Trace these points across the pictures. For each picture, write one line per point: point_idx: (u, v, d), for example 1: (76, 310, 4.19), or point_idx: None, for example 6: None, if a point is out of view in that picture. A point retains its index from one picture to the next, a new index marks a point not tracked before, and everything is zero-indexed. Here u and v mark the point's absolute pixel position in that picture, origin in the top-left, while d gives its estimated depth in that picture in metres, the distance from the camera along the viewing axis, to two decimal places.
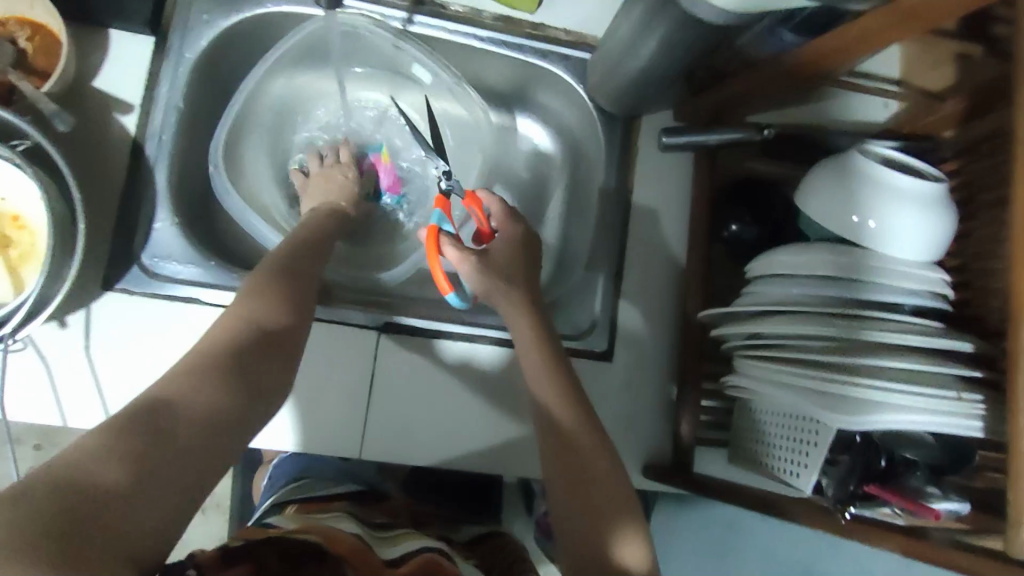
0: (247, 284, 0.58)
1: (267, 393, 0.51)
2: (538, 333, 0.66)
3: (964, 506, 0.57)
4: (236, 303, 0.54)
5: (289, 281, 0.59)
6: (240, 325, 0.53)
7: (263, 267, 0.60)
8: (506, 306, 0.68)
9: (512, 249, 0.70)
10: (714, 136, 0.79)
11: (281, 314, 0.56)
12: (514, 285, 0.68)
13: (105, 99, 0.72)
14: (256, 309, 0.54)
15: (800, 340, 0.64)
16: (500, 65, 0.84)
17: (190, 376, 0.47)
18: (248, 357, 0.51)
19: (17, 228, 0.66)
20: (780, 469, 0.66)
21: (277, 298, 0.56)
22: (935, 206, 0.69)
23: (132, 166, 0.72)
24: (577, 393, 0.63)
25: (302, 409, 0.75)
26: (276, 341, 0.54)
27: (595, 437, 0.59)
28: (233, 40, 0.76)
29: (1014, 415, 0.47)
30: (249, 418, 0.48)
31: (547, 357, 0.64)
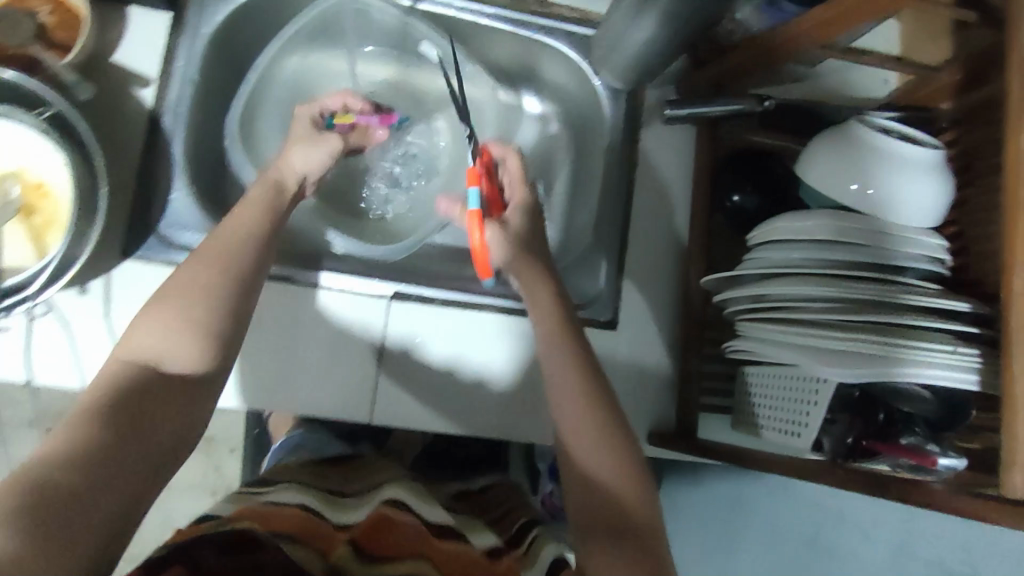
0: (159, 308, 0.55)
1: (174, 436, 0.51)
2: (555, 302, 0.66)
3: (961, 462, 0.56)
4: (145, 337, 0.53)
5: (214, 294, 0.56)
6: (142, 366, 0.52)
7: (185, 274, 0.57)
8: (524, 276, 0.67)
9: (530, 221, 0.71)
10: (715, 107, 0.81)
11: (190, 348, 0.54)
12: (530, 256, 0.68)
13: (123, 73, 0.75)
14: (164, 342, 0.53)
15: (801, 300, 0.65)
16: (506, 42, 0.85)
17: (81, 428, 0.46)
18: (147, 403, 0.50)
19: (40, 196, 0.67)
20: (783, 428, 0.67)
21: (193, 324, 0.54)
22: (935, 172, 0.70)
23: (150, 137, 0.74)
24: (598, 382, 0.62)
25: (311, 372, 0.78)
26: (185, 381, 0.53)
27: (607, 433, 0.59)
28: (247, 17, 0.78)
29: (1008, 366, 0.48)
30: (153, 469, 0.48)
31: (558, 327, 0.64)
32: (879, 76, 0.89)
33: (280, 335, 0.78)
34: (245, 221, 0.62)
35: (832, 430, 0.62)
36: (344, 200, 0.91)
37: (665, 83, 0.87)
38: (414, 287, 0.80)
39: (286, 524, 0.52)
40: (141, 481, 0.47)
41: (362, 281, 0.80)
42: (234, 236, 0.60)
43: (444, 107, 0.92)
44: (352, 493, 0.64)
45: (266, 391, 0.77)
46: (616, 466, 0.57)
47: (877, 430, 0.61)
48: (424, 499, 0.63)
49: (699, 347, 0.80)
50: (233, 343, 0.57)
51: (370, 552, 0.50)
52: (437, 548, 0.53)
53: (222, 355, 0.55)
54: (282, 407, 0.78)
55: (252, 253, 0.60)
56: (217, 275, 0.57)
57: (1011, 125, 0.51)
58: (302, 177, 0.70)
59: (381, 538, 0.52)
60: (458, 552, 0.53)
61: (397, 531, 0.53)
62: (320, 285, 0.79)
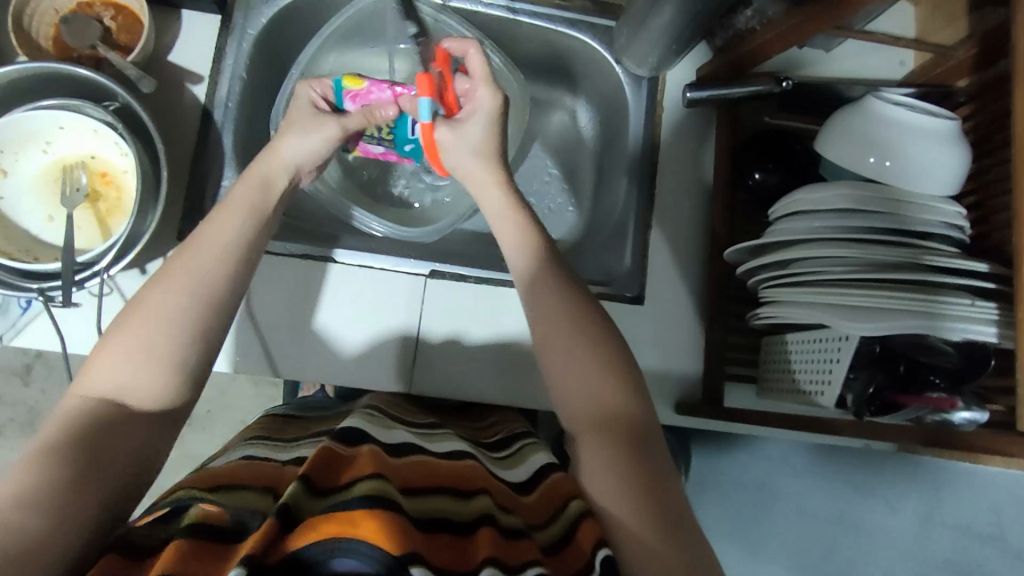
0: (116, 330, 0.51)
1: (131, 469, 0.47)
2: (538, 250, 0.62)
3: (982, 415, 0.59)
4: (104, 363, 0.50)
5: (178, 322, 0.52)
6: (96, 402, 0.48)
7: (148, 297, 0.52)
8: (498, 218, 0.66)
9: (491, 126, 0.70)
10: (733, 90, 0.84)
11: (152, 377, 0.50)
12: (500, 188, 0.67)
13: (178, 71, 0.81)
14: (124, 375, 0.49)
15: (824, 265, 0.68)
16: (532, 37, 0.90)
17: (30, 476, 0.43)
18: (107, 438, 0.47)
19: (105, 184, 0.75)
20: (807, 388, 0.69)
21: (156, 356, 0.50)
22: (951, 141, 0.72)
23: (202, 130, 0.80)
24: (594, 312, 0.59)
25: (344, 345, 0.83)
26: (149, 413, 0.50)
27: (606, 372, 0.56)
28: (289, 18, 0.84)
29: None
30: (113, 508, 0.45)
31: (551, 274, 0.61)
32: (894, 59, 0.90)
33: (303, 305, 0.82)
34: (219, 231, 0.58)
35: (854, 385, 0.65)
36: (373, 188, 0.97)
37: (685, 69, 0.91)
38: (447, 265, 0.85)
39: (232, 474, 0.50)
40: (101, 521, 0.44)
41: (383, 257, 0.84)
42: (207, 254, 0.56)
43: None
44: (305, 437, 0.64)
45: (297, 362, 0.82)
46: (613, 392, 0.55)
47: (898, 382, 0.63)
48: (378, 425, 0.60)
49: (723, 319, 0.83)
50: (201, 372, 0.53)
51: (320, 483, 0.45)
52: (396, 468, 0.52)
53: (187, 388, 0.51)
54: (311, 375, 0.82)
55: (222, 274, 0.55)
56: (183, 300, 0.52)
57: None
58: (291, 167, 0.67)
59: (329, 470, 0.47)
60: (408, 468, 0.53)
61: (346, 463, 0.49)
62: (336, 260, 0.83)
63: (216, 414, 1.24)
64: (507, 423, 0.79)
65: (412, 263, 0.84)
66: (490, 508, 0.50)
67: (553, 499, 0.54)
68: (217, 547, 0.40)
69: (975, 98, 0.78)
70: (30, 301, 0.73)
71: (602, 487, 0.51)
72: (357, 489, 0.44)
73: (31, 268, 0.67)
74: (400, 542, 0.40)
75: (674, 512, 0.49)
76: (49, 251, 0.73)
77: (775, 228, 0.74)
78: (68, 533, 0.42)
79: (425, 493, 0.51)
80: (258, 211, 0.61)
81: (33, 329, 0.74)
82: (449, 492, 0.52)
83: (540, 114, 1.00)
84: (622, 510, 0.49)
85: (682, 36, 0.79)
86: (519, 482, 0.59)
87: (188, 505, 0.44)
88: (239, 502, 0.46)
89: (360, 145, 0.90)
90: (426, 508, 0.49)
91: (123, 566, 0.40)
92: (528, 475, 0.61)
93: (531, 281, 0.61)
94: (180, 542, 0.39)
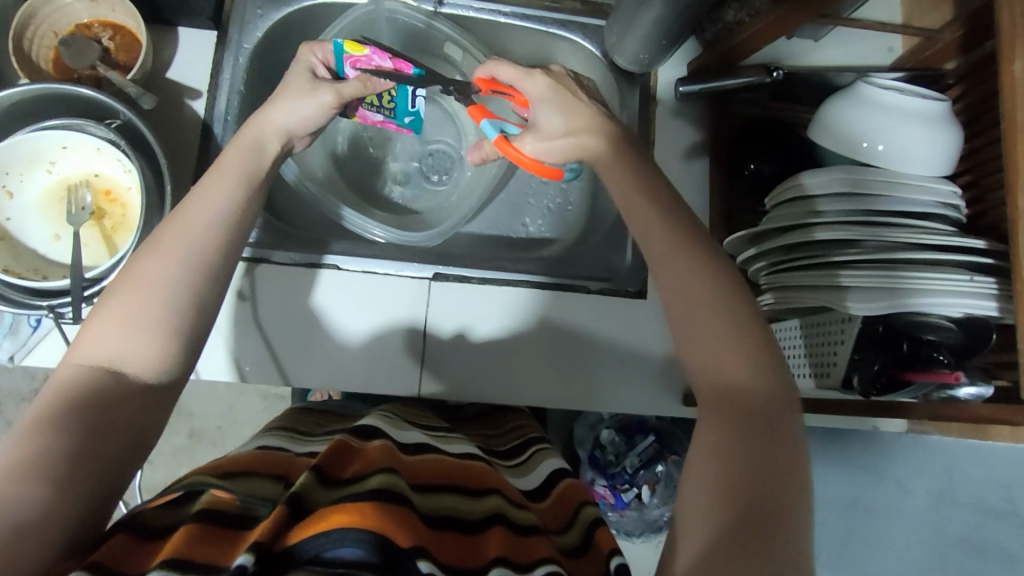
0: (105, 303, 0.50)
1: (130, 444, 0.47)
2: (656, 205, 0.57)
3: (988, 389, 0.60)
4: (92, 333, 0.49)
5: (171, 291, 0.51)
6: (91, 370, 0.48)
7: (140, 266, 0.52)
8: (616, 179, 0.61)
9: (555, 95, 0.66)
10: (726, 83, 0.85)
11: (148, 346, 0.49)
12: (604, 152, 0.63)
13: (177, 88, 0.82)
14: (119, 343, 0.49)
15: (823, 248, 0.69)
16: (524, 38, 0.92)
17: (27, 451, 0.43)
18: (105, 408, 0.47)
19: (109, 202, 0.76)
20: (812, 371, 0.71)
21: (148, 325, 0.50)
22: (942, 122, 0.73)
23: (203, 143, 0.81)
24: (731, 283, 0.52)
25: (352, 351, 0.83)
26: (144, 382, 0.49)
27: (735, 343, 0.50)
28: (285, 31, 0.86)
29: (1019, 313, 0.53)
30: (109, 485, 0.45)
31: (679, 236, 0.55)
32: (882, 45, 0.91)
33: (309, 314, 0.83)
34: (212, 203, 0.57)
35: (862, 364, 0.64)
36: (373, 195, 0.98)
37: (676, 65, 0.92)
38: (449, 266, 0.86)
39: (240, 462, 0.52)
40: (96, 498, 0.44)
41: (388, 262, 0.85)
42: (201, 226, 0.55)
43: (462, 122, 1.01)
44: (323, 432, 0.67)
45: (304, 370, 0.82)
46: (740, 367, 0.49)
47: (902, 360, 0.62)
48: (393, 425, 0.62)
49: None
50: (195, 341, 0.52)
51: (330, 475, 0.47)
52: (407, 464, 0.53)
53: (184, 358, 0.51)
54: (319, 382, 0.83)
55: (217, 244, 0.55)
56: (175, 269, 0.52)
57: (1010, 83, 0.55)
58: (284, 133, 0.68)
59: (341, 463, 0.49)
60: (423, 464, 0.55)
61: (359, 456, 0.50)
62: (340, 267, 0.85)
63: (226, 429, 1.25)
64: (520, 430, 0.80)
65: (415, 267, 0.86)
66: (500, 507, 0.51)
67: (568, 506, 0.57)
68: (229, 531, 0.41)
69: (964, 79, 0.79)
70: (39, 320, 0.74)
71: (702, 467, 0.46)
72: (369, 482, 0.45)
73: (39, 286, 0.68)
74: (409, 536, 0.41)
75: (769, 495, 0.43)
76: (56, 269, 0.74)
77: (773, 214, 0.75)
78: (63, 508, 0.42)
79: (435, 491, 0.51)
80: (250, 184, 0.61)
81: (43, 348, 0.74)
82: (459, 492, 0.53)
83: None
84: (701, 502, 0.44)
85: (672, 31, 0.80)
86: (529, 489, 0.62)
87: (199, 491, 0.45)
88: (249, 489, 0.47)
89: (359, 112, 0.86)
90: (438, 505, 0.49)
91: (132, 544, 0.41)
92: (538, 484, 0.63)
93: (657, 258, 0.55)
94: (190, 529, 0.40)
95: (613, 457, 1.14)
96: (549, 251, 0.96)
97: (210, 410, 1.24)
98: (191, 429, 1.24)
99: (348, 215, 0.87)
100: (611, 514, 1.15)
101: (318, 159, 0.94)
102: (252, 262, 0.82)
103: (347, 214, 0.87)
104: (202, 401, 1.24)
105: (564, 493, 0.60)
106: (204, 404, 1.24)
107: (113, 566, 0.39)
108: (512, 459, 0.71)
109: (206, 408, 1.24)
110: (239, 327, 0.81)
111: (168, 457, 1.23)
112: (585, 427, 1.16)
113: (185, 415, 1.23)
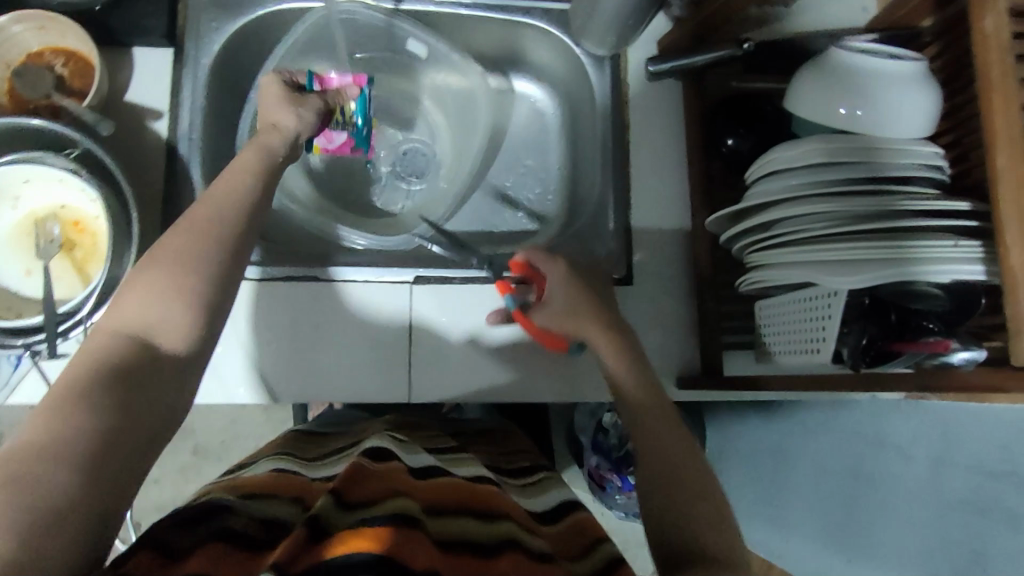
0: (132, 281, 0.52)
1: (164, 411, 0.49)
2: (620, 351, 0.68)
3: (981, 352, 0.57)
4: (120, 308, 0.51)
5: (199, 268, 0.54)
6: (126, 340, 0.50)
7: (169, 244, 0.54)
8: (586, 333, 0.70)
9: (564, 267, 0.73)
10: (698, 58, 0.83)
11: (177, 323, 0.52)
12: (587, 311, 0.71)
13: (136, 110, 0.80)
14: (151, 314, 0.51)
15: (806, 221, 0.67)
16: (488, 29, 0.90)
17: (69, 406, 0.44)
18: (120, 401, 0.46)
19: (78, 232, 0.75)
20: (805, 349, 0.69)
21: (181, 298, 0.52)
22: (919, 83, 0.70)
23: (169, 164, 0.79)
24: (679, 427, 0.63)
25: (346, 361, 0.82)
26: (171, 353, 0.51)
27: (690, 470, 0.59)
28: (241, 41, 0.84)
29: (1011, 290, 0.51)
30: (123, 486, 0.44)
31: (642, 389, 0.65)
32: (855, 7, 0.88)
33: (316, 314, 0.83)
34: (218, 201, 0.58)
35: (849, 338, 0.63)
36: (358, 202, 0.96)
37: (645, 44, 0.90)
38: (432, 269, 0.84)
39: (254, 485, 0.52)
40: (140, 460, 0.46)
41: (367, 269, 0.83)
42: (206, 215, 0.57)
43: (433, 117, 0.99)
44: (328, 455, 0.66)
45: (296, 386, 0.82)
46: (689, 489, 0.57)
47: (892, 330, 0.61)
48: (404, 447, 0.62)
49: (713, 289, 0.82)
50: (220, 311, 0.55)
51: (347, 498, 0.46)
52: (417, 485, 0.52)
53: (206, 333, 0.53)
54: (322, 397, 0.82)
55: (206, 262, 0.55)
56: (206, 246, 0.55)
57: (981, 59, 0.54)
58: (291, 133, 0.69)
59: (357, 483, 0.48)
60: (432, 486, 0.54)
61: (370, 477, 0.50)
62: (319, 279, 0.83)
63: (230, 443, 1.24)
64: (530, 457, 0.79)
65: (396, 272, 0.84)
66: (512, 532, 0.50)
67: (579, 534, 0.57)
68: (249, 555, 0.41)
69: (938, 37, 0.76)
70: (19, 359, 0.73)
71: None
72: (384, 506, 0.44)
73: (12, 325, 0.68)
74: (427, 562, 0.40)
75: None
76: (30, 305, 0.73)
77: (754, 190, 0.73)
78: (109, 469, 0.43)
79: (449, 514, 0.50)
80: (254, 197, 0.61)
81: (25, 386, 0.73)
82: (472, 514, 0.51)
83: (508, 107, 0.99)
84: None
85: (635, 11, 0.78)
86: (538, 510, 0.61)
87: (221, 508, 0.46)
88: (265, 510, 0.47)
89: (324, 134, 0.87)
90: (449, 529, 0.48)
91: (158, 565, 0.40)
92: (544, 508, 0.62)
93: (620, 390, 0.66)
94: (211, 553, 0.40)
95: (616, 442, 1.11)
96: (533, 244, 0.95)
97: (211, 426, 1.24)
98: (195, 445, 1.24)
99: (347, 237, 0.85)
100: (620, 497, 1.16)
101: (298, 180, 0.92)
102: (256, 282, 0.82)
103: (347, 237, 0.85)
104: (202, 417, 1.24)
105: (580, 521, 0.59)
106: (205, 420, 1.24)
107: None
108: (521, 478, 0.70)
109: (207, 424, 1.24)
110: (224, 346, 0.80)
111: (174, 475, 1.23)
112: (585, 414, 1.16)
113: (187, 433, 1.23)
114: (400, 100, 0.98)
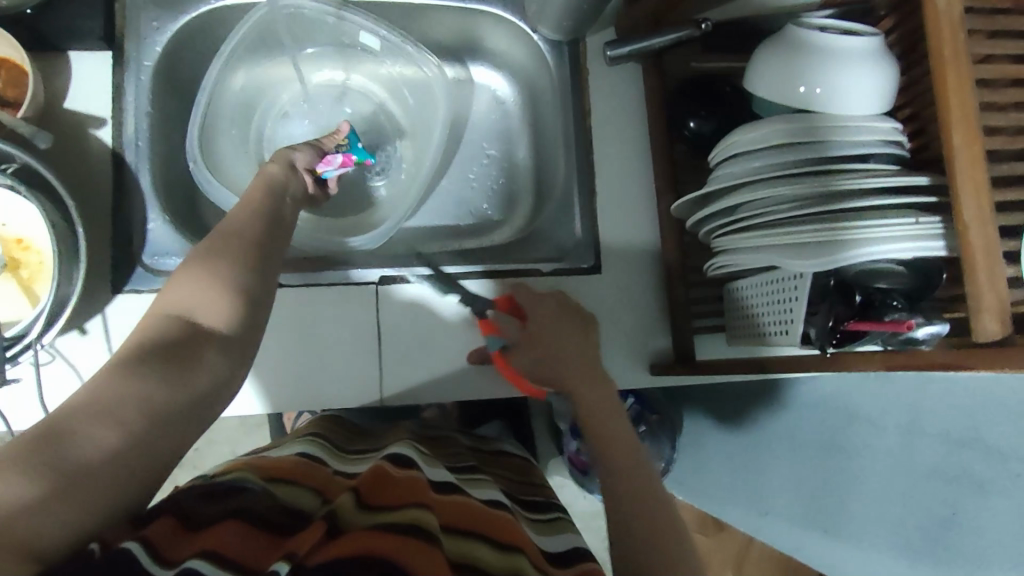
0: (182, 267, 0.53)
1: (214, 385, 0.48)
2: (606, 387, 0.67)
3: (944, 327, 0.58)
4: (168, 289, 0.51)
5: (236, 263, 0.54)
6: (173, 316, 0.49)
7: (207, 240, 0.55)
8: (563, 371, 0.67)
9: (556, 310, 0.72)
10: (657, 39, 0.81)
11: (220, 308, 0.51)
12: (570, 352, 0.68)
13: (78, 118, 0.77)
14: (195, 296, 0.51)
15: (771, 203, 0.67)
16: (443, 18, 0.88)
17: (123, 363, 0.44)
18: (166, 371, 0.45)
19: (23, 249, 0.72)
20: (773, 333, 0.69)
21: (221, 285, 0.52)
22: (876, 58, 0.70)
23: (115, 174, 0.76)
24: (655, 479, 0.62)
25: (331, 369, 0.81)
26: (215, 332, 0.50)
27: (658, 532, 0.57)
28: (187, 40, 0.81)
29: (970, 268, 0.51)
30: (156, 471, 0.42)
31: (626, 434, 0.65)
32: None
33: (313, 320, 0.80)
34: (242, 213, 0.59)
35: (817, 319, 0.63)
36: (353, 202, 0.95)
37: (603, 27, 0.88)
38: (393, 267, 0.83)
39: (283, 467, 0.52)
40: (188, 431, 0.45)
41: (327, 272, 0.82)
42: (237, 221, 0.58)
43: (390, 110, 0.97)
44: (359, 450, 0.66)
45: (264, 394, 0.79)
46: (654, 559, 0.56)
47: (857, 312, 0.62)
48: (426, 458, 0.61)
49: (682, 274, 0.82)
50: (257, 302, 0.54)
51: (368, 502, 0.46)
52: (435, 503, 0.51)
53: (246, 321, 0.52)
54: (305, 403, 0.80)
55: (231, 258, 0.54)
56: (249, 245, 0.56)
57: (936, 40, 0.53)
58: (290, 158, 0.72)
59: (379, 488, 0.48)
60: (451, 503, 0.53)
61: (394, 483, 0.49)
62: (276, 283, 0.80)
63: (204, 450, 1.22)
64: (542, 491, 0.75)
65: (360, 272, 0.82)
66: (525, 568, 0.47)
67: None
68: (270, 535, 0.42)
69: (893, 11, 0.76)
70: None
71: None
72: (399, 516, 0.43)
73: None
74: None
75: None
76: None
77: (717, 174, 0.73)
78: (159, 433, 0.42)
79: (463, 535, 0.49)
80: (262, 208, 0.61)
81: None
82: (488, 540, 0.49)
83: (468, 96, 0.97)
84: None
85: None
86: (551, 551, 0.57)
87: (245, 487, 0.46)
88: (290, 497, 0.48)
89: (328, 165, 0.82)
90: (460, 550, 0.47)
91: (177, 530, 0.40)
92: (558, 548, 0.58)
93: (594, 422, 0.65)
94: (231, 526, 0.41)
95: None
96: (498, 235, 0.94)
97: None
98: None
99: (356, 242, 0.82)
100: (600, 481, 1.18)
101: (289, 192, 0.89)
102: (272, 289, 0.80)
103: (357, 243, 0.82)
104: None
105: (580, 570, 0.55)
106: None
107: (159, 547, 0.38)
108: (535, 512, 0.67)
109: None
110: None
111: None
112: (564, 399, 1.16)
113: None
114: (357, 94, 0.96)
